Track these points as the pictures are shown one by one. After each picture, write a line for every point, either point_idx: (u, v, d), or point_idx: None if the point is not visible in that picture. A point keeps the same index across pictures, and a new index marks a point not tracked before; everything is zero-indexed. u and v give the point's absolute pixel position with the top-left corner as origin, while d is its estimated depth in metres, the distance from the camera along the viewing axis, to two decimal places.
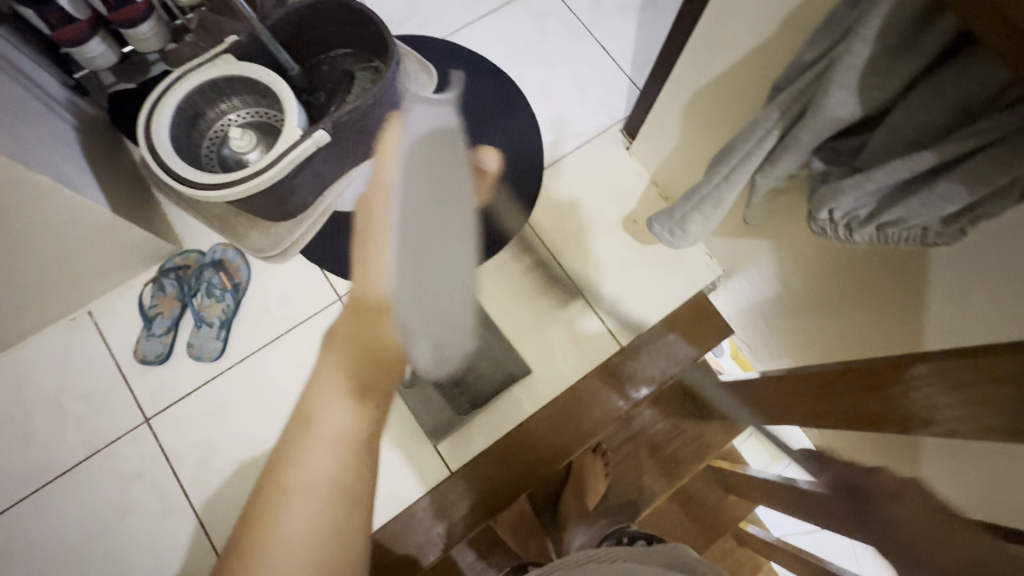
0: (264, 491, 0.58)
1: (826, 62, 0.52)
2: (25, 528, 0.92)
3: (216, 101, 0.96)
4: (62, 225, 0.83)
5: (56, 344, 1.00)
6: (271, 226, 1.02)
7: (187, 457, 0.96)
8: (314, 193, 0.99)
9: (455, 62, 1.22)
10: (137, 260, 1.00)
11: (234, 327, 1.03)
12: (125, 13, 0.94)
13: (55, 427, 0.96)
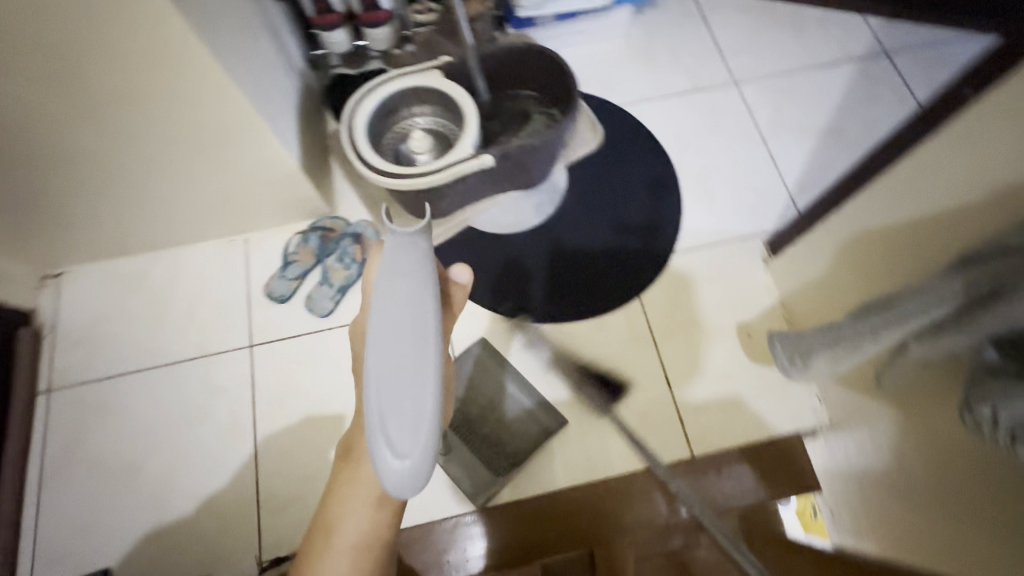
0: (314, 537, 0.62)
1: (1012, 249, 0.50)
2: (128, 397, 1.06)
3: (411, 104, 1.08)
4: (258, 163, 0.98)
5: (210, 255, 1.16)
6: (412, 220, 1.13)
7: (265, 390, 1.06)
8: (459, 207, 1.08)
9: (623, 130, 1.27)
10: (298, 211, 1.14)
11: (348, 295, 1.12)
12: (372, 16, 1.12)
13: (185, 322, 1.11)
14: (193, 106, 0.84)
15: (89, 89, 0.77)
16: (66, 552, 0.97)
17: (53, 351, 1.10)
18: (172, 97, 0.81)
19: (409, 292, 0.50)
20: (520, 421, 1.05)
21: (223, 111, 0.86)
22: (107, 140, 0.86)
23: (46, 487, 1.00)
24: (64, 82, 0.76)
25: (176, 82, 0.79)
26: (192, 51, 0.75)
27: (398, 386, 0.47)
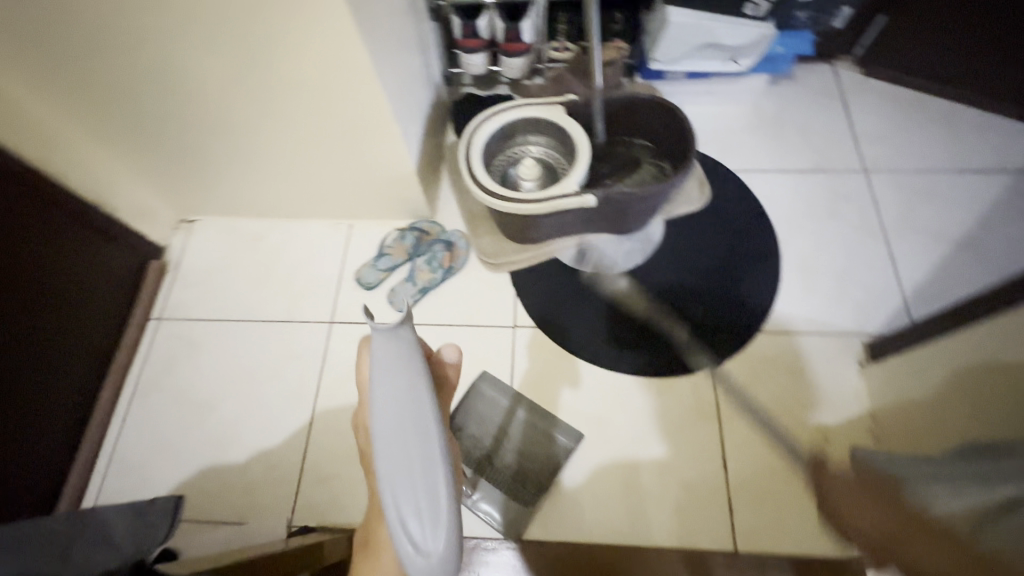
0: None
1: None
2: (219, 341, 1.17)
3: (528, 132, 1.11)
4: (379, 161, 1.07)
5: (316, 232, 1.27)
6: (503, 240, 1.17)
7: (333, 367, 1.12)
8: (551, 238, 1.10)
9: (733, 195, 1.24)
10: (402, 210, 1.22)
11: (427, 296, 1.18)
12: (511, 48, 1.16)
13: (282, 287, 1.22)
14: (339, 102, 0.93)
15: (260, 75, 0.89)
16: (134, 466, 1.07)
17: (170, 286, 1.24)
18: (325, 91, 0.91)
19: (402, 389, 0.51)
20: (541, 454, 1.03)
21: (364, 109, 0.95)
22: (263, 118, 0.98)
23: (134, 404, 1.12)
24: (243, 66, 0.87)
25: (332, 79, 0.88)
26: (353, 56, 0.84)
27: (408, 475, 0.48)
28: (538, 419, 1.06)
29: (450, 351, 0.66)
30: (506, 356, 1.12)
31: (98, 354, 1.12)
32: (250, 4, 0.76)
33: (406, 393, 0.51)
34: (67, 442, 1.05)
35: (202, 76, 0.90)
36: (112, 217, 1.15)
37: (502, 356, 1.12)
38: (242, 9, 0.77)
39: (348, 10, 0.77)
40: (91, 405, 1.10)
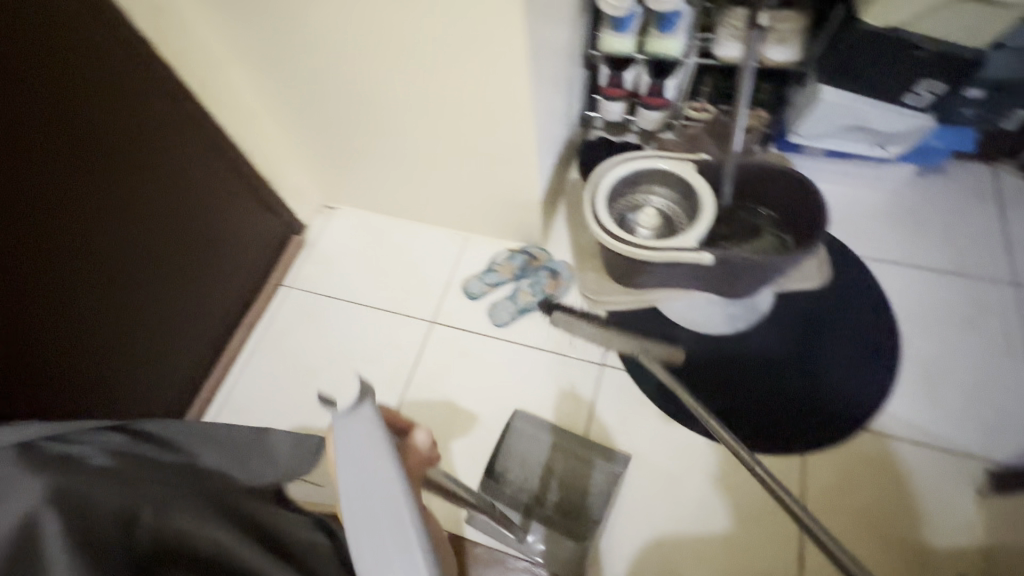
0: None
1: None
2: (332, 317, 1.30)
3: (654, 182, 1.14)
4: (511, 185, 1.15)
5: (435, 239, 1.38)
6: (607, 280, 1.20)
7: (425, 364, 1.21)
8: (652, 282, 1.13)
9: (855, 281, 1.18)
10: (517, 233, 1.30)
11: (524, 317, 1.23)
12: (652, 101, 1.23)
13: (395, 282, 1.33)
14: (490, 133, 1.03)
15: (430, 102, 1.00)
16: (239, 410, 1.20)
17: (303, 261, 1.40)
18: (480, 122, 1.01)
19: (365, 469, 0.47)
20: (577, 484, 1.04)
21: (509, 142, 1.04)
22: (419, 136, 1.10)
23: (252, 356, 1.26)
24: (418, 92, 0.99)
25: (491, 113, 0.98)
26: (515, 97, 0.93)
27: (387, 552, 0.46)
28: (578, 448, 1.07)
29: (422, 434, 0.64)
30: (585, 392, 1.15)
31: (235, 307, 1.28)
32: (443, 44, 0.87)
33: (372, 473, 0.47)
34: (194, 376, 1.20)
35: (381, 95, 1.03)
36: (274, 193, 1.33)
37: (585, 391, 1.14)
38: (434, 47, 0.89)
39: (524, 58, 0.86)
40: (219, 350, 1.25)
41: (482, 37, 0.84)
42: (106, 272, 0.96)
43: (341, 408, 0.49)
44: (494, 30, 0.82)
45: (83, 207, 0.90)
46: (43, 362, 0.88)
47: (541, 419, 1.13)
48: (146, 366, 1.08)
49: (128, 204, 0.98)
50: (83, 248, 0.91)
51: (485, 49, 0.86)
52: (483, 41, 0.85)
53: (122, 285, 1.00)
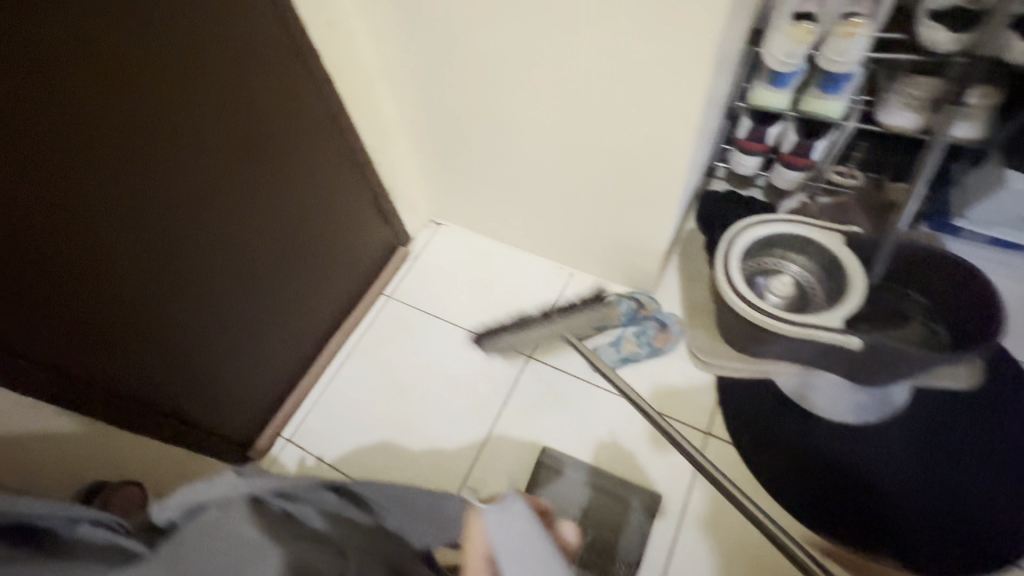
0: None
1: None
2: (429, 334, 1.29)
3: (791, 249, 1.06)
4: (637, 230, 1.11)
5: (539, 270, 1.36)
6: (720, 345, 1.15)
7: (519, 400, 1.18)
8: (773, 357, 1.06)
9: (1005, 390, 1.06)
10: (628, 278, 1.26)
11: (626, 367, 1.18)
12: (794, 160, 1.16)
13: (495, 308, 1.32)
14: (637, 182, 1.00)
15: (581, 145, 0.98)
16: (329, 415, 1.20)
17: (405, 272, 1.41)
18: (630, 171, 0.98)
19: (521, 528, 0.59)
20: (605, 524, 1.05)
21: (653, 193, 1.00)
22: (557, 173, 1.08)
23: (347, 361, 1.27)
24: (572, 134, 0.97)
25: (645, 165, 0.95)
26: (678, 153, 0.90)
27: None
28: (616, 488, 1.07)
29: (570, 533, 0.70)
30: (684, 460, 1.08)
31: (341, 311, 1.29)
32: (619, 94, 0.85)
33: (527, 540, 0.58)
34: (295, 375, 1.22)
35: (532, 132, 1.02)
36: (393, 205, 1.34)
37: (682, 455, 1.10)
38: (607, 96, 0.86)
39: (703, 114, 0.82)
40: (319, 351, 1.26)
41: (664, 93, 0.81)
42: (253, 271, 0.99)
43: (502, 502, 0.61)
44: (680, 90, 0.79)
45: (250, 209, 0.92)
46: (189, 352, 0.91)
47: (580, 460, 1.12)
48: (261, 361, 1.10)
49: (284, 209, 1.01)
50: (241, 247, 0.94)
51: (663, 105, 0.83)
52: (664, 97, 0.82)
53: (261, 284, 1.02)
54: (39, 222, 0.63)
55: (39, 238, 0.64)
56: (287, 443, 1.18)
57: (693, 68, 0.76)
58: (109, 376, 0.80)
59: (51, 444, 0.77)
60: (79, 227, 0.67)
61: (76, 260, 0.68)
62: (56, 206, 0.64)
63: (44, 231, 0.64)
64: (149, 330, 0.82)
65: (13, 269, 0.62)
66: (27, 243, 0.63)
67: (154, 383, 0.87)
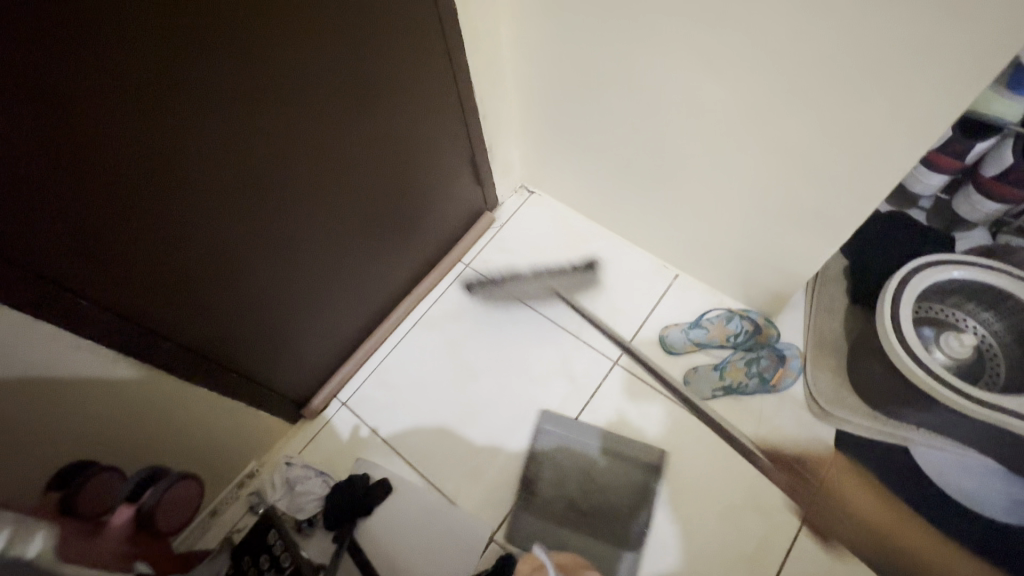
0: None
1: None
2: (508, 315, 1.17)
3: (983, 304, 0.87)
4: (784, 244, 0.92)
5: (637, 266, 1.20)
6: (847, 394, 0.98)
7: (597, 409, 1.06)
8: (922, 419, 0.90)
9: None
10: (747, 294, 1.08)
11: (729, 397, 1.03)
12: (999, 189, 0.94)
13: (583, 299, 1.17)
14: (808, 191, 0.80)
15: (749, 131, 0.79)
16: (389, 384, 1.12)
17: (489, 241, 1.27)
18: (806, 175, 0.78)
19: None
20: (609, 487, 0.99)
21: (823, 209, 0.81)
22: (703, 158, 0.89)
23: (413, 330, 1.17)
24: (744, 117, 0.77)
25: (828, 171, 0.75)
26: (882, 171, 0.69)
27: None
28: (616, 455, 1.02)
29: None
30: (779, 517, 0.94)
31: (415, 274, 1.18)
32: (834, 79, 0.64)
33: None
34: (359, 336, 1.13)
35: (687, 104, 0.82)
36: (489, 166, 1.19)
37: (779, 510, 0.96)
38: (814, 78, 0.66)
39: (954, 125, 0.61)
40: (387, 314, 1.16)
41: (898, 92, 0.60)
42: (335, 219, 0.87)
43: None
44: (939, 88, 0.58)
45: (343, 149, 0.79)
46: (256, 301, 0.81)
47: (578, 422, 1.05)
48: (330, 317, 1.01)
49: (379, 153, 0.87)
50: (327, 193, 0.81)
51: (890, 105, 0.62)
52: (897, 97, 0.61)
53: (341, 235, 0.90)
54: (104, 147, 0.51)
55: (109, 164, 0.52)
56: (342, 408, 1.10)
57: (964, 69, 0.54)
58: (171, 321, 0.70)
59: (105, 388, 0.69)
60: (156, 155, 0.56)
61: (148, 192, 0.57)
62: (127, 128, 0.51)
63: (114, 156, 0.52)
64: (218, 275, 0.72)
65: (75, 196, 0.51)
66: (94, 169, 0.51)
67: (217, 332, 0.78)
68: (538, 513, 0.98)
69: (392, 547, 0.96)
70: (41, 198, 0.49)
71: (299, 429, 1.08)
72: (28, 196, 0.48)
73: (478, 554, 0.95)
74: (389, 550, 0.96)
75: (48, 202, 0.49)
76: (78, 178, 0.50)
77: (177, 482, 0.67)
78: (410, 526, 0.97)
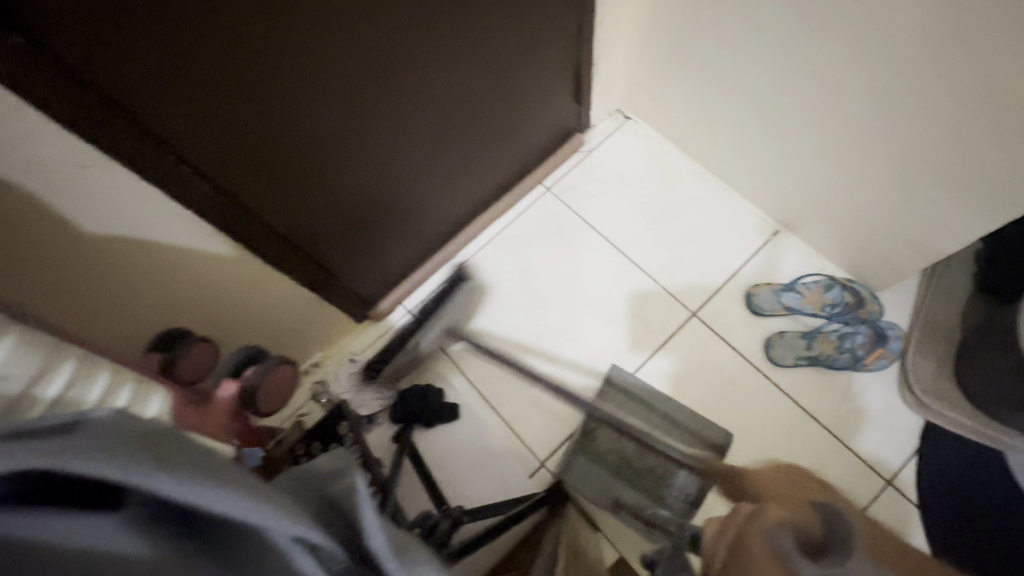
0: None
1: None
2: (586, 247, 1.11)
3: None
4: (920, 216, 0.81)
5: (734, 214, 1.10)
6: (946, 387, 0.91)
7: (667, 358, 1.02)
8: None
9: None
10: (857, 264, 0.98)
11: (812, 368, 0.97)
12: None
13: (669, 242, 1.10)
14: (976, 155, 0.68)
15: (937, 72, 0.65)
16: None
17: (574, 165, 1.18)
18: (977, 137, 0.67)
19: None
20: (667, 450, 0.93)
21: (992, 181, 0.69)
22: (858, 99, 0.76)
23: (486, 249, 1.13)
24: (936, 52, 0.64)
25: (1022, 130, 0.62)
26: None
27: None
28: (687, 421, 0.96)
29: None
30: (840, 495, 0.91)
31: (496, 190, 1.12)
32: None
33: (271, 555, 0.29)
34: (432, 247, 1.10)
35: (867, 29, 0.68)
36: (591, 81, 1.08)
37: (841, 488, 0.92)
38: None
39: None
40: (461, 228, 1.12)
41: None
42: (432, 116, 0.79)
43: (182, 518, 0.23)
44: None
45: (451, 35, 0.70)
46: (348, 195, 0.78)
47: (635, 375, 1.01)
48: (412, 221, 0.97)
49: (486, 48, 0.77)
50: (428, 88, 0.74)
51: None
52: None
53: (434, 140, 0.84)
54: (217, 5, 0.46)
55: (219, 16, 0.47)
56: (407, 314, 1.10)
57: None
58: (268, 206, 0.68)
59: (201, 260, 0.70)
60: (266, 17, 0.50)
61: (255, 56, 0.52)
62: None
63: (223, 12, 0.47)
64: (317, 166, 0.69)
65: (183, 60, 0.48)
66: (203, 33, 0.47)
67: (309, 222, 0.76)
68: (588, 455, 0.96)
69: (445, 454, 0.99)
70: (154, 53, 0.46)
71: (365, 328, 1.08)
72: (139, 53, 0.45)
73: (527, 475, 0.97)
74: (441, 456, 0.99)
75: (157, 62, 0.47)
76: (188, 39, 0.47)
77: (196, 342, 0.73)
78: (465, 437, 1.00)
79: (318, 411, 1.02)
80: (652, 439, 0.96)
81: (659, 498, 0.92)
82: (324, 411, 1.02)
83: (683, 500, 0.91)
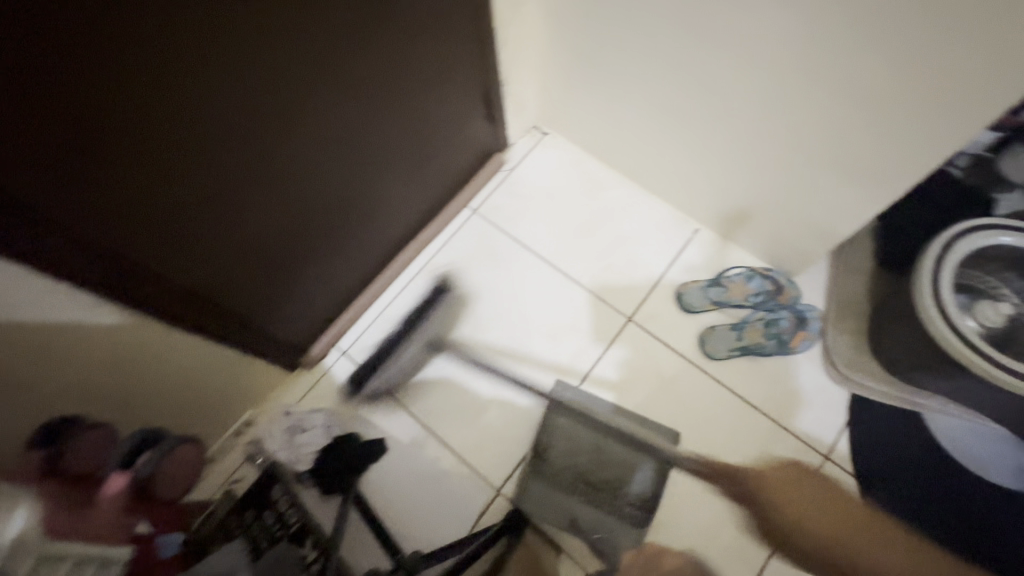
0: None
1: None
2: (518, 265, 1.11)
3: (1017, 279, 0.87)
4: (818, 204, 0.87)
5: (657, 218, 1.14)
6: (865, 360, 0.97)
7: (609, 365, 1.03)
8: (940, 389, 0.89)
9: None
10: (772, 254, 1.04)
11: (745, 357, 1.01)
12: None
13: (598, 251, 1.12)
14: (856, 146, 0.74)
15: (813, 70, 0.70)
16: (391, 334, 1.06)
17: (497, 185, 1.18)
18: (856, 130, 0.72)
19: None
20: (621, 456, 0.96)
21: (874, 167, 0.75)
22: (750, 100, 0.80)
23: (417, 278, 1.10)
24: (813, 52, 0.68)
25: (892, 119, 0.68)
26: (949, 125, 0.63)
27: None
28: (635, 425, 0.98)
29: None
30: (785, 476, 0.95)
31: (420, 218, 1.10)
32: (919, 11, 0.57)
33: None
34: (360, 284, 1.06)
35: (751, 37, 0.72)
36: (504, 101, 1.09)
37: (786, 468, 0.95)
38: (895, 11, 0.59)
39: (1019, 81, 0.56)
40: (390, 261, 1.09)
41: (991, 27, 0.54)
42: (342, 155, 0.77)
43: None
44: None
45: (350, 78, 0.69)
46: (261, 242, 0.73)
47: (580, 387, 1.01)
48: (335, 260, 0.94)
49: (389, 84, 0.76)
50: (334, 131, 0.72)
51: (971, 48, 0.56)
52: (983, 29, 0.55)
53: (348, 178, 0.82)
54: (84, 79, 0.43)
55: (80, 84, 0.43)
56: (342, 356, 1.05)
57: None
58: (170, 269, 0.64)
59: (89, 333, 0.63)
60: (143, 85, 0.47)
61: (126, 115, 0.48)
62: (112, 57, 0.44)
63: (93, 84, 0.44)
64: (222, 221, 0.65)
65: (49, 139, 0.44)
66: (71, 109, 0.44)
67: (220, 276, 0.71)
68: (545, 477, 0.95)
69: (397, 499, 0.95)
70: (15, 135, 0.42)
71: (297, 377, 1.03)
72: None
73: (485, 506, 0.94)
74: (394, 501, 0.94)
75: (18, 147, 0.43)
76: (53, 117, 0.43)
77: (87, 428, 0.69)
78: (415, 476, 0.96)
79: (253, 473, 0.95)
80: (609, 450, 0.96)
81: (621, 510, 0.93)
82: (260, 472, 0.95)
83: (642, 503, 0.93)
